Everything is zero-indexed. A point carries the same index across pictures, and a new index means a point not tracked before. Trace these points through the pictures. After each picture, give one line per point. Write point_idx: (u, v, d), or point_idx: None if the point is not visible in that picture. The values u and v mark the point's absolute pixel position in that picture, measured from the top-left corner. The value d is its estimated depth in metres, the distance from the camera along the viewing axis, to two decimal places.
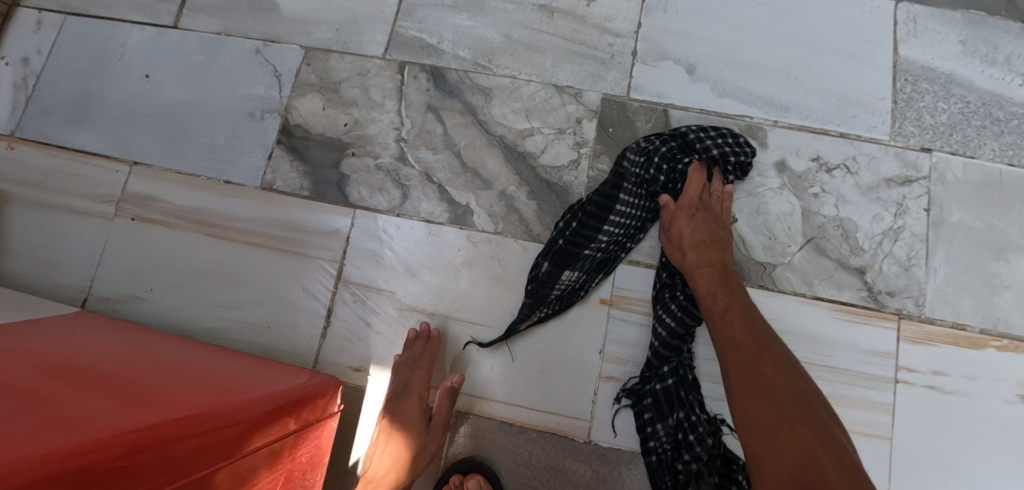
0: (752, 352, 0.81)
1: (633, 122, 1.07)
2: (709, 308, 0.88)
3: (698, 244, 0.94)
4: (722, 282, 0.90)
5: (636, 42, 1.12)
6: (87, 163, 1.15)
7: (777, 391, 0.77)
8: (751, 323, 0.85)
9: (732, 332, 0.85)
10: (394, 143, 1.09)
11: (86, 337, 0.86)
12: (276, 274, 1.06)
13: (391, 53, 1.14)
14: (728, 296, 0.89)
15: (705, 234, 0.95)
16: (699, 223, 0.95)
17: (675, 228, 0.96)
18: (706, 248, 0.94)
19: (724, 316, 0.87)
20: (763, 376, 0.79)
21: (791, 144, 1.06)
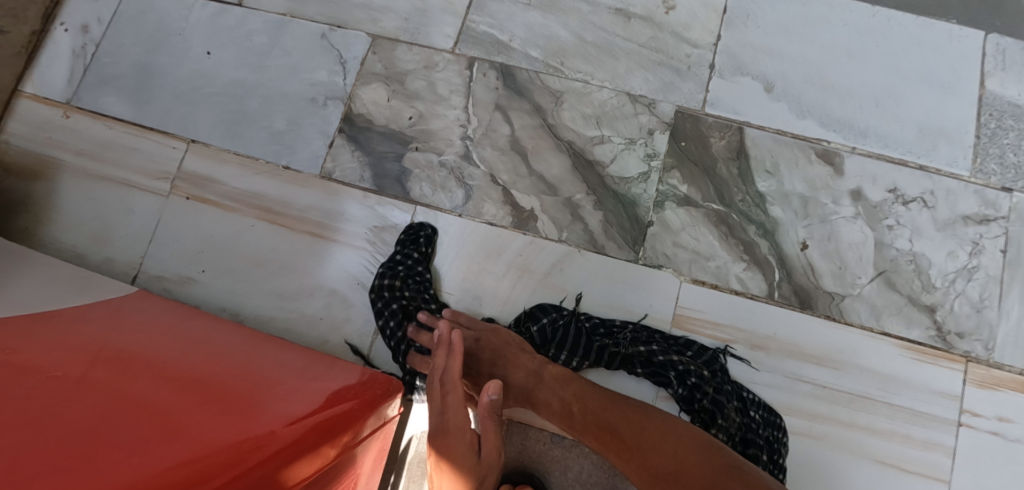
0: (622, 436, 0.80)
1: (707, 138, 1.04)
2: (557, 416, 0.87)
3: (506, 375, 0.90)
4: (556, 389, 0.88)
5: (714, 55, 1.08)
6: (144, 138, 1.13)
7: (645, 453, 0.77)
8: (595, 400, 0.86)
9: (594, 434, 0.83)
10: (459, 140, 1.07)
11: (147, 324, 0.86)
12: (330, 266, 1.04)
13: (460, 48, 1.11)
14: (559, 388, 0.88)
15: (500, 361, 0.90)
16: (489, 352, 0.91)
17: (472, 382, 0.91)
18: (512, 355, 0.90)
19: (570, 408, 0.86)
20: (626, 449, 0.79)
21: (867, 173, 1.03)
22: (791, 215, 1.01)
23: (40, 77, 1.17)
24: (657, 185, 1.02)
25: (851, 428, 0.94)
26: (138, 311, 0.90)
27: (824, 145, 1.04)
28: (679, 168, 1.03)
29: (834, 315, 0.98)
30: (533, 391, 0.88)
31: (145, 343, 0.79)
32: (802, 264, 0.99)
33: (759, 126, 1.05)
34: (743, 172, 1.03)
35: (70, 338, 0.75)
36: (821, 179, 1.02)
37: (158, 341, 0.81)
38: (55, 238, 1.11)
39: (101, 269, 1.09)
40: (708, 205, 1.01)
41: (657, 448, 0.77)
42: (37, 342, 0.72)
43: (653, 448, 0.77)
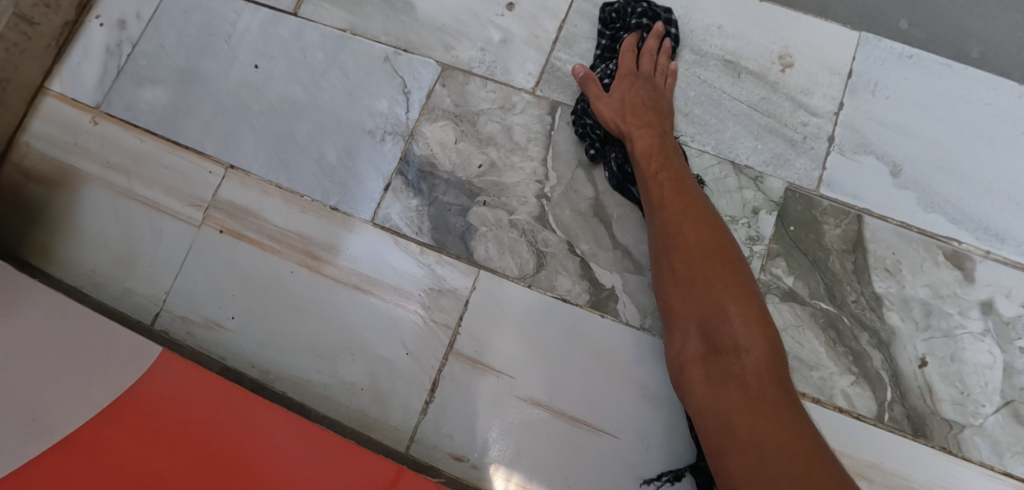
0: (688, 217, 0.77)
1: (819, 224, 0.91)
2: (641, 171, 0.84)
3: (639, 104, 0.89)
4: (659, 141, 0.86)
5: (834, 127, 0.94)
6: (179, 156, 1.00)
7: (693, 246, 0.75)
8: (684, 182, 0.82)
9: (659, 187, 0.81)
10: (535, 199, 0.93)
11: (213, 418, 0.72)
12: (379, 327, 0.92)
13: (542, 89, 0.97)
14: (661, 156, 0.84)
15: (644, 98, 0.89)
16: (635, 88, 0.90)
17: (618, 93, 0.91)
18: (648, 111, 0.88)
19: (658, 196, 0.81)
20: (681, 235, 0.76)
21: (1002, 282, 0.89)
22: (910, 325, 0.88)
23: (69, 74, 1.05)
24: (759, 275, 0.89)
25: None
26: (214, 385, 0.76)
27: (954, 246, 0.90)
28: (786, 256, 0.90)
29: (950, 448, 0.85)
30: (641, 135, 0.86)
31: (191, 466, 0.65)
32: (918, 383, 0.86)
33: (880, 216, 0.91)
34: (858, 269, 0.89)
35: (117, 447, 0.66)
36: (947, 285, 0.89)
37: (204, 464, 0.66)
38: (73, 260, 0.99)
39: (120, 302, 0.97)
40: (815, 304, 0.89)
41: (720, 266, 0.73)
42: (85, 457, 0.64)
43: (709, 277, 0.72)
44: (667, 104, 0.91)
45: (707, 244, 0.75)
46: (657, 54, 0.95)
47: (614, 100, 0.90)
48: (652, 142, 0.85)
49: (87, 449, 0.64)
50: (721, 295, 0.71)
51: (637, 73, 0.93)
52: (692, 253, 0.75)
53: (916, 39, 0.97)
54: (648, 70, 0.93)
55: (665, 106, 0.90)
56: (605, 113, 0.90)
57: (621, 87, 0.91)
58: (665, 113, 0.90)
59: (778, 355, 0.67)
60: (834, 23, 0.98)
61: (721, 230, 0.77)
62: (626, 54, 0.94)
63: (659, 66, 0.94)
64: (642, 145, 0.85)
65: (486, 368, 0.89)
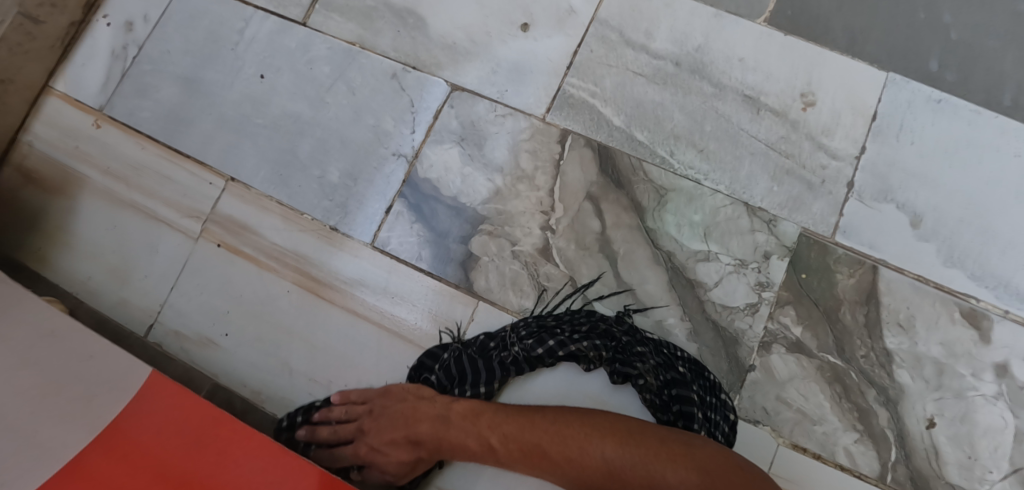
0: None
1: (832, 272, 0.88)
2: (478, 453, 0.76)
3: (404, 440, 0.78)
4: (442, 428, 0.77)
5: (855, 171, 0.91)
6: (180, 166, 0.99)
7: (576, 464, 0.69)
8: (506, 421, 0.75)
9: (514, 451, 0.73)
10: (539, 230, 0.91)
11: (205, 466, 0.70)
12: (373, 354, 0.90)
13: (553, 116, 0.94)
14: (472, 418, 0.76)
15: (394, 417, 0.80)
16: (381, 431, 0.79)
17: (376, 439, 0.80)
18: (398, 427, 0.79)
19: (508, 450, 0.74)
20: (560, 466, 0.70)
21: (1021, 345, 0.85)
22: (920, 383, 0.85)
23: (74, 75, 1.04)
24: (766, 323, 0.87)
25: None
26: (216, 420, 0.73)
27: (972, 303, 0.87)
28: (796, 305, 0.87)
29: None
30: (442, 437, 0.76)
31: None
32: (925, 444, 0.84)
33: (897, 267, 0.88)
34: (869, 322, 0.86)
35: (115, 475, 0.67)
36: (961, 344, 0.86)
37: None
38: (69, 267, 0.98)
39: (115, 312, 0.96)
40: (822, 356, 0.86)
41: (593, 446, 0.70)
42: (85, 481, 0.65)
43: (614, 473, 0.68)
44: (404, 387, 0.83)
45: (579, 451, 0.70)
46: (338, 423, 0.83)
47: (391, 455, 0.79)
48: (449, 435, 0.76)
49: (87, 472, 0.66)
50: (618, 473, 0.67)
51: (360, 413, 0.83)
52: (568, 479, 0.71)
53: (946, 81, 0.93)
54: (371, 404, 0.83)
55: (410, 396, 0.81)
56: (387, 448, 0.79)
57: (383, 433, 0.79)
58: (421, 398, 0.80)
59: (687, 461, 0.65)
60: (861, 61, 0.94)
61: (559, 418, 0.73)
62: (336, 453, 0.83)
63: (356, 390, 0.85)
64: (460, 443, 0.76)
65: None
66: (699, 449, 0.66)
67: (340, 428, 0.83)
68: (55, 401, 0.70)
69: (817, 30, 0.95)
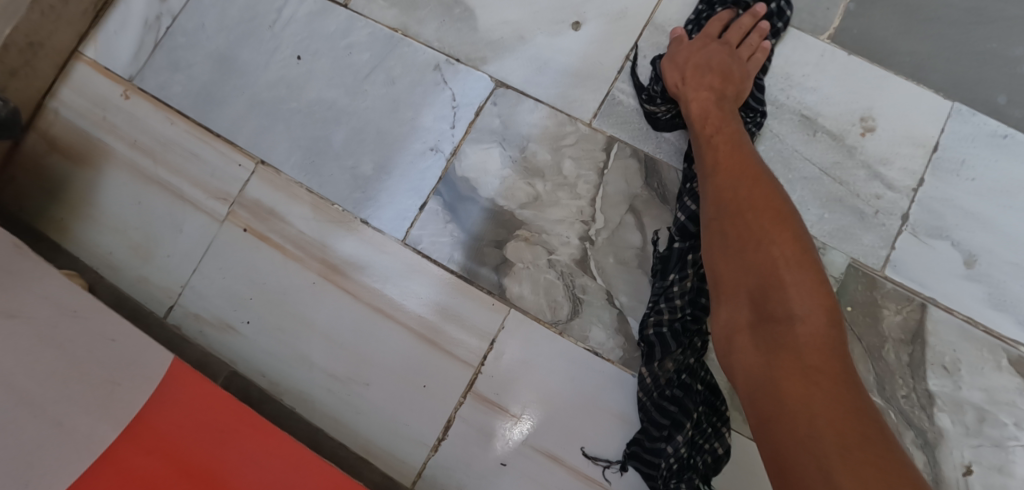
0: (737, 170, 0.74)
1: (878, 308, 0.85)
2: (711, 153, 0.77)
3: (710, 72, 0.84)
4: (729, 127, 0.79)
5: (910, 204, 0.87)
6: (209, 144, 0.96)
7: (763, 248, 0.66)
8: (734, 138, 0.78)
9: (730, 174, 0.74)
10: (578, 240, 0.88)
11: (229, 461, 0.68)
12: (395, 356, 0.87)
13: (600, 122, 0.91)
14: (725, 115, 0.81)
15: (717, 61, 0.85)
16: (710, 52, 0.86)
17: (701, 47, 0.87)
18: (712, 74, 0.84)
19: (727, 176, 0.74)
20: (751, 231, 0.68)
21: None
22: (959, 429, 0.82)
23: (104, 42, 1.00)
24: None
25: None
26: (240, 413, 0.71)
27: (1020, 351, 0.84)
28: None
29: None
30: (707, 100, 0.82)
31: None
32: None
33: (945, 307, 0.85)
34: (913, 361, 0.83)
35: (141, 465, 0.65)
36: (1006, 392, 0.83)
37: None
38: (90, 240, 0.96)
39: (134, 290, 0.94)
40: None
41: (791, 256, 0.65)
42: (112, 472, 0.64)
43: (787, 276, 0.64)
44: (745, 77, 0.85)
45: (785, 249, 0.66)
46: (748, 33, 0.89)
47: (688, 52, 0.87)
48: (719, 129, 0.79)
49: (114, 461, 0.65)
50: (775, 269, 0.65)
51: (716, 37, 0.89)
52: (769, 211, 0.69)
53: (1013, 118, 0.89)
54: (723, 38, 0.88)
55: (736, 71, 0.85)
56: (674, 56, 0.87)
57: (705, 70, 0.84)
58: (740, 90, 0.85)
59: (840, 326, 0.61)
60: (926, 89, 0.90)
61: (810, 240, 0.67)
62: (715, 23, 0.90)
63: (752, 37, 0.89)
64: (718, 118, 0.80)
65: (502, 413, 0.85)
66: None
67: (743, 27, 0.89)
68: (72, 381, 0.67)
69: (881, 53, 0.91)
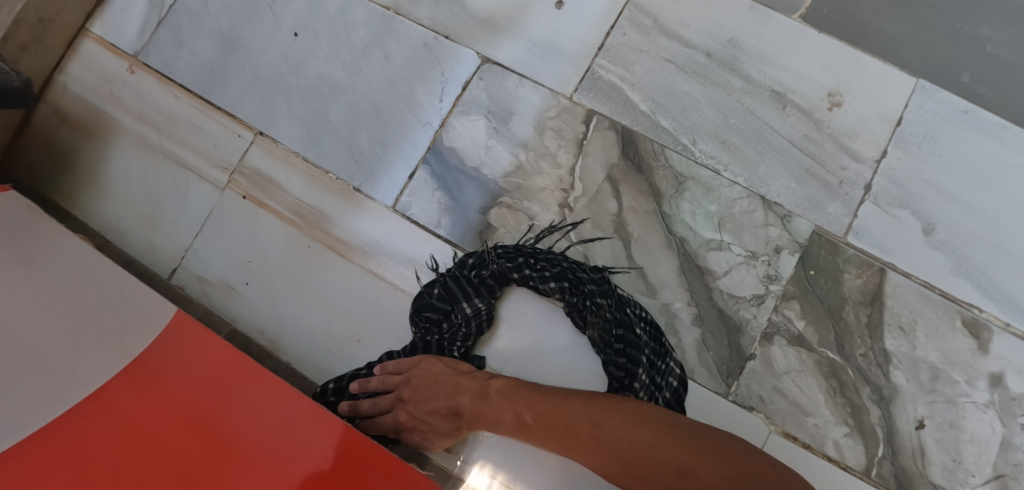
0: (576, 434, 0.73)
1: (841, 272, 0.89)
2: (550, 444, 0.75)
3: (448, 412, 0.81)
4: (505, 400, 0.78)
5: (874, 175, 0.92)
6: (211, 117, 1.01)
7: (646, 467, 0.68)
8: (545, 409, 0.76)
9: (583, 439, 0.72)
10: (557, 207, 0.93)
11: (218, 395, 0.72)
12: (384, 314, 0.93)
13: (580, 97, 0.96)
14: (512, 411, 0.77)
15: (435, 404, 0.81)
16: (423, 403, 0.81)
17: (413, 414, 0.82)
18: (460, 423, 0.81)
19: (581, 442, 0.72)
20: (632, 460, 0.69)
21: (1015, 358, 0.88)
22: (915, 386, 0.87)
23: (111, 19, 1.06)
24: (770, 315, 0.89)
25: None
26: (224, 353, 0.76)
27: (975, 314, 0.88)
28: (801, 301, 0.89)
29: None
30: (484, 413, 0.79)
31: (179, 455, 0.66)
32: (912, 445, 0.86)
33: (905, 273, 0.89)
34: (872, 322, 0.88)
35: (138, 401, 0.69)
36: (959, 352, 0.88)
37: (194, 451, 0.66)
38: (100, 207, 1.01)
39: (141, 255, 1.00)
40: (822, 351, 0.88)
41: (655, 451, 0.68)
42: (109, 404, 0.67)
43: (669, 465, 0.67)
44: (439, 369, 0.83)
45: (652, 446, 0.69)
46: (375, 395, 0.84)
47: (426, 437, 0.83)
48: (501, 415, 0.78)
49: (111, 396, 0.68)
50: (665, 469, 0.67)
51: (395, 391, 0.83)
52: (620, 432, 0.71)
53: (976, 94, 0.93)
54: (399, 391, 0.83)
55: (450, 379, 0.82)
56: (432, 443, 0.83)
57: (437, 426, 0.82)
58: (461, 372, 0.83)
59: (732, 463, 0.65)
60: (894, 66, 0.94)
61: (645, 418, 0.72)
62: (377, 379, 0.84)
63: (387, 377, 0.84)
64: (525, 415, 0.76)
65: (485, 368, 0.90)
66: (744, 453, 0.67)
67: (375, 383, 0.84)
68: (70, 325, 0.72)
69: (852, 32, 0.95)
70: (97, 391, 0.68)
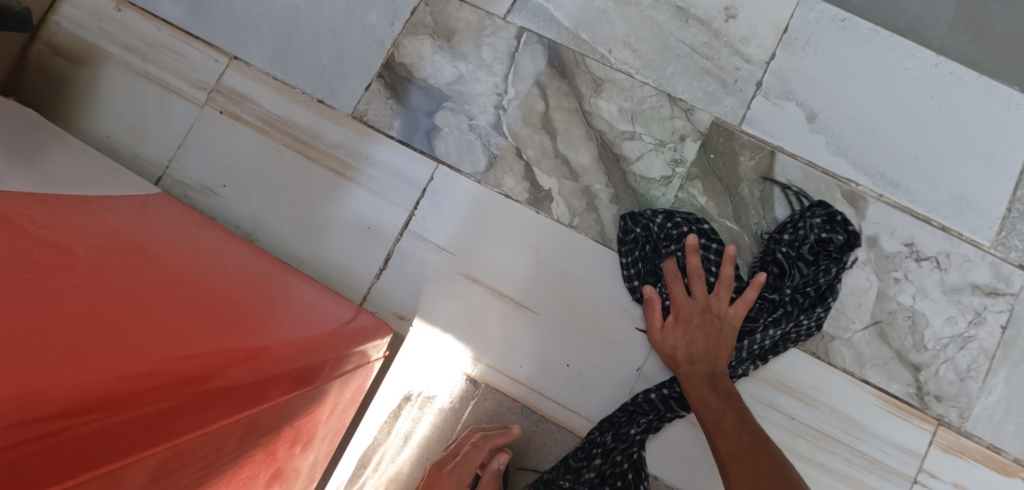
0: (727, 439, 0.83)
1: (736, 155, 1.04)
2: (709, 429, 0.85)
3: (690, 357, 0.91)
4: (738, 415, 0.85)
5: (763, 74, 1.06)
6: (191, 45, 1.16)
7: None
8: (743, 429, 0.83)
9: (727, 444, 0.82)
10: (494, 109, 1.07)
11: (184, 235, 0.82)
12: (345, 205, 1.07)
13: (513, 17, 1.10)
14: (731, 419, 0.84)
15: (700, 344, 0.91)
16: (693, 332, 0.92)
17: (676, 329, 0.93)
18: (697, 350, 0.91)
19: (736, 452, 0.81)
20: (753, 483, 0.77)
21: (888, 223, 1.02)
22: None
23: None
24: (676, 192, 1.03)
25: (807, 463, 0.97)
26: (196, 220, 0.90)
27: (852, 186, 1.03)
28: (703, 180, 1.03)
29: (818, 353, 0.99)
30: (707, 408, 0.86)
31: (185, 302, 0.62)
32: None
33: (791, 154, 1.04)
34: (764, 196, 1.03)
35: (151, 249, 0.70)
36: None
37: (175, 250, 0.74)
38: (93, 127, 1.15)
39: (128, 165, 1.13)
40: (721, 221, 1.02)
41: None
42: (107, 250, 0.63)
43: None
44: (730, 341, 0.91)
45: None
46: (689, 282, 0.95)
47: (663, 338, 0.94)
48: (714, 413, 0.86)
49: (127, 239, 0.69)
50: None
51: (693, 306, 0.93)
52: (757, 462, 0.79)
53: (850, 5, 1.09)
54: (710, 309, 0.93)
55: (722, 352, 0.91)
56: (659, 341, 0.94)
57: (677, 341, 0.93)
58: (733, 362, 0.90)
59: None
60: None
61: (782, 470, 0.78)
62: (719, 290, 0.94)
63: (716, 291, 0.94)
64: (731, 429, 0.83)
65: (433, 246, 1.04)
66: None
67: (694, 272, 0.94)
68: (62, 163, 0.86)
69: None
70: (113, 234, 0.68)
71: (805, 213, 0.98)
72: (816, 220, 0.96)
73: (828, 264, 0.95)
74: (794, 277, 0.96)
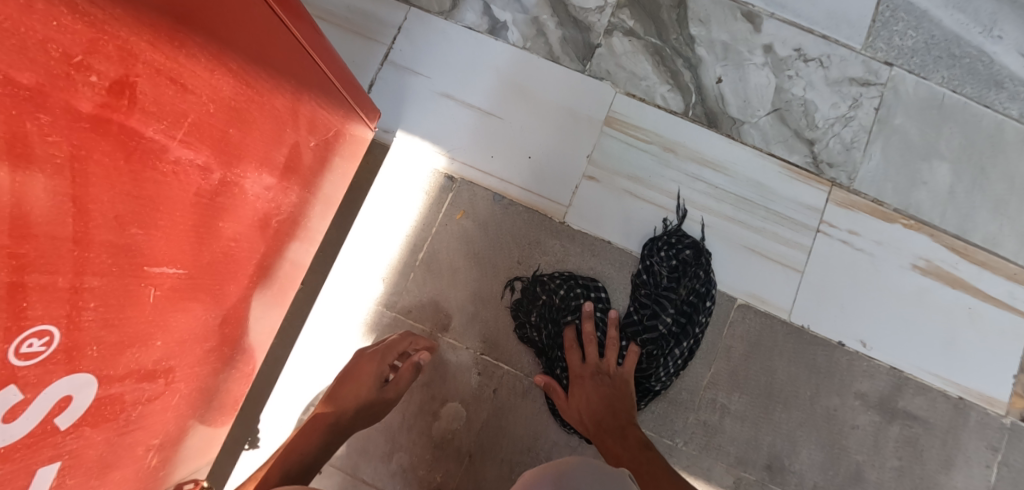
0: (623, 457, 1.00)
1: None
2: (606, 447, 1.02)
3: (601, 414, 1.05)
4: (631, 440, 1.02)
5: None
6: None
7: None
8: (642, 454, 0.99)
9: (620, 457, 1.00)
10: None
11: None
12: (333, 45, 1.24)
13: None
14: (626, 446, 1.01)
15: (602, 407, 1.06)
16: (594, 394, 1.07)
17: (577, 401, 1.07)
18: (604, 416, 1.05)
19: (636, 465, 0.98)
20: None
21: (780, 34, 1.25)
22: (713, 57, 1.24)
23: None
24: (609, 18, 1.24)
25: (731, 222, 1.18)
26: None
27: (749, 8, 1.26)
28: (630, 8, 1.25)
29: (733, 135, 1.21)
30: (607, 439, 1.03)
31: None
32: (715, 94, 1.22)
33: None
34: (680, 18, 1.25)
35: None
36: (741, 33, 1.25)
37: None
38: None
39: None
40: (647, 39, 1.24)
41: None
42: None
43: None
44: (627, 394, 1.08)
45: None
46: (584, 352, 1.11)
47: (574, 408, 1.07)
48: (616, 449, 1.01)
49: None
50: None
51: (588, 374, 1.09)
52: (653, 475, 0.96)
53: None
54: (598, 372, 1.09)
55: (623, 404, 1.06)
56: (574, 415, 1.07)
57: (586, 404, 1.06)
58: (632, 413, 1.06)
59: None
60: None
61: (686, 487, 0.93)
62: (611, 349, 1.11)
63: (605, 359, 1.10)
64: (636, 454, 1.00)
65: (411, 72, 1.22)
66: None
67: (589, 337, 1.12)
68: None
69: None
70: None
71: (663, 241, 1.15)
72: (670, 245, 1.14)
73: (693, 272, 1.13)
74: (670, 311, 1.11)
